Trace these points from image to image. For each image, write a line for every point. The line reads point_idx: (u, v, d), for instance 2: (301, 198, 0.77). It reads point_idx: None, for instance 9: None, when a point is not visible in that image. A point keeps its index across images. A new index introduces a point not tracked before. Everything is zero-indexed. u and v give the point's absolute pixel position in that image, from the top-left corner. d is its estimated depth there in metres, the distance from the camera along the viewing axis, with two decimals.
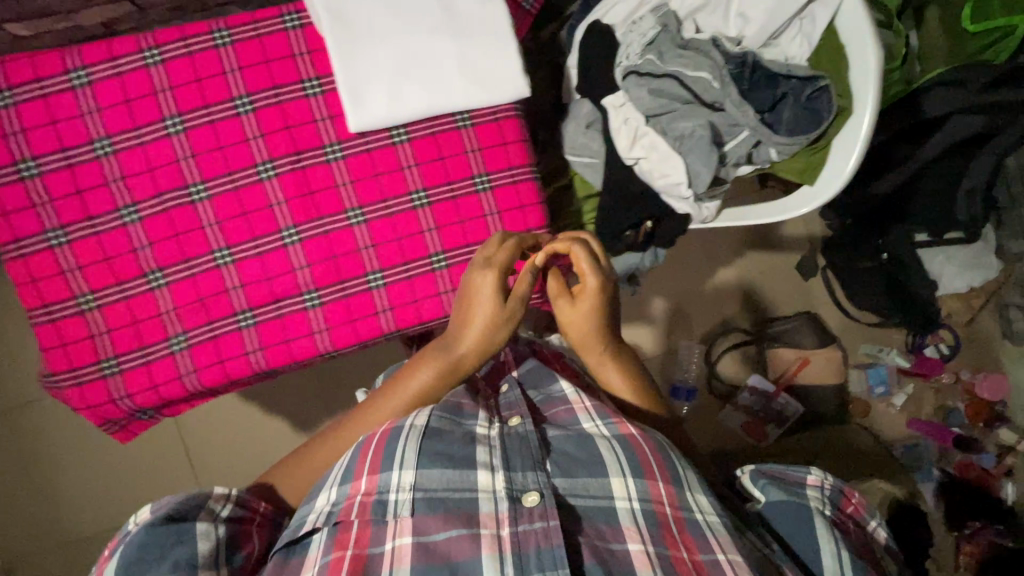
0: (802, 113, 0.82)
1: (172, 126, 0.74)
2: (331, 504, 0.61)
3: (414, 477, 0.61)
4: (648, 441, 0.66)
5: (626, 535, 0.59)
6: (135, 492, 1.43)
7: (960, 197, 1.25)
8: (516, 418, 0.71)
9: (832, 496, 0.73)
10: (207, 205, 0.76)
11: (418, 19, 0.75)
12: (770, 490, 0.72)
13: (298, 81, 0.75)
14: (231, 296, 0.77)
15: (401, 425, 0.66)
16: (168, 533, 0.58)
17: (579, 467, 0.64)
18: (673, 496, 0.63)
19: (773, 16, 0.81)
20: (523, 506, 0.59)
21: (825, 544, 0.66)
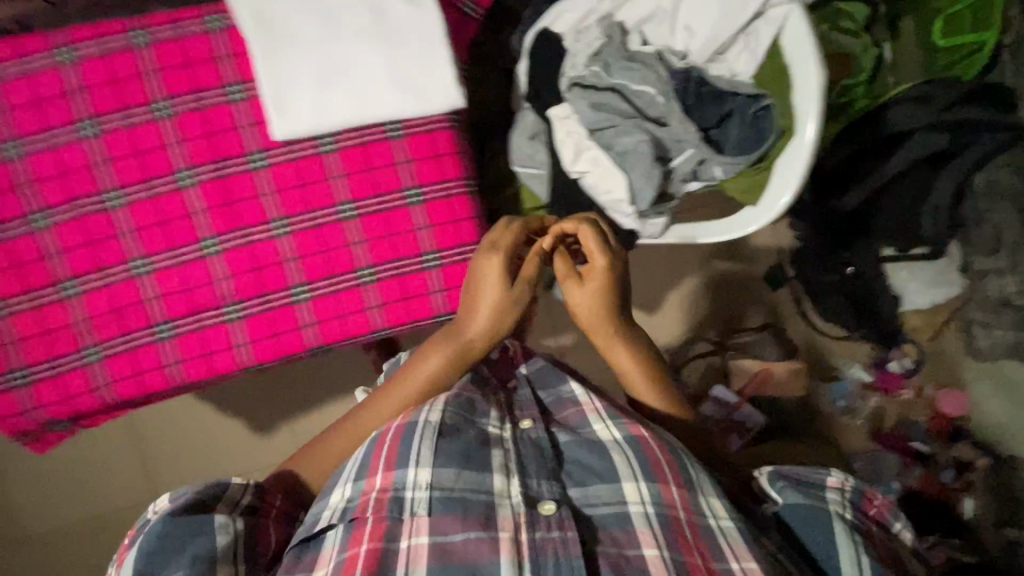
0: (748, 131, 0.79)
1: (86, 129, 0.71)
2: (347, 501, 0.61)
3: (430, 476, 0.61)
4: (659, 443, 0.65)
5: (640, 540, 0.59)
6: (88, 491, 1.43)
7: (927, 213, 1.21)
8: (527, 421, 0.70)
9: (853, 498, 0.70)
10: (122, 213, 0.73)
11: (347, 25, 0.72)
12: (788, 494, 0.69)
13: (221, 86, 0.73)
14: (148, 308, 0.75)
15: (415, 420, 0.65)
16: (186, 528, 0.59)
17: (593, 476, 0.64)
18: (686, 500, 0.62)
19: (718, 29, 0.79)
20: (539, 513, 0.60)
21: (844, 552, 0.63)
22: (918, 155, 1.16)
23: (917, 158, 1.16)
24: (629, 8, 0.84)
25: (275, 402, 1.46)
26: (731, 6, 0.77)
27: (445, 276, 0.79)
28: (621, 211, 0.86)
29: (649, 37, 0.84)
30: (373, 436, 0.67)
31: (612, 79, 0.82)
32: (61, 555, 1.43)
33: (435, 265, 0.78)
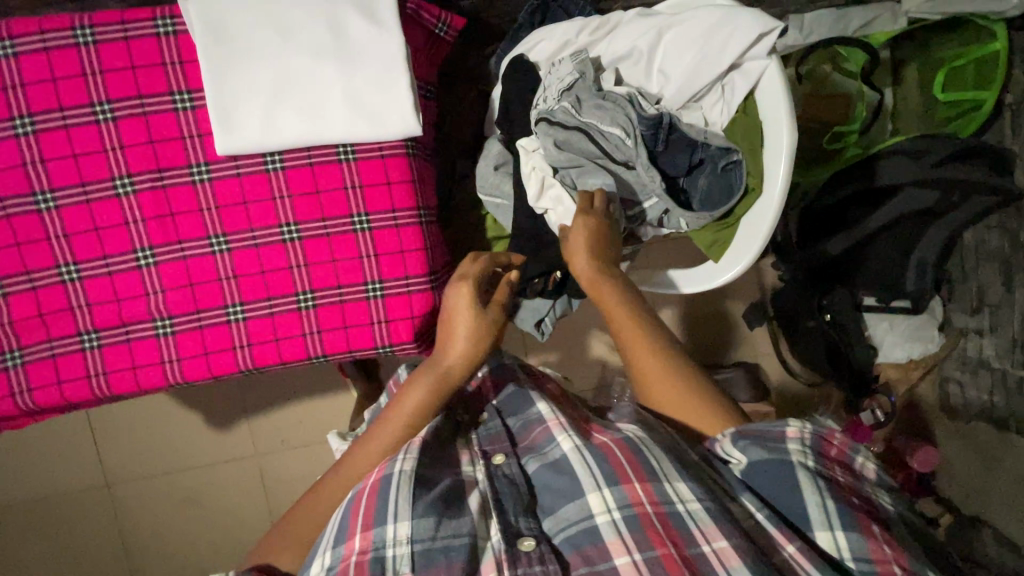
0: (716, 184, 0.78)
1: (21, 126, 0.68)
2: (329, 570, 0.57)
3: (409, 529, 0.57)
4: (619, 444, 0.61)
5: (611, 551, 0.55)
6: (32, 474, 1.41)
7: (911, 269, 1.12)
8: (499, 456, 0.68)
9: (814, 444, 0.61)
10: (54, 216, 0.70)
11: (304, 42, 0.70)
12: (749, 451, 0.61)
13: (166, 93, 0.69)
14: (75, 315, 0.72)
15: (389, 473, 0.61)
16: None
17: (561, 498, 0.60)
18: (651, 492, 0.57)
19: (692, 78, 0.77)
20: (520, 550, 0.57)
21: (811, 501, 0.57)
22: (903, 213, 1.07)
23: (903, 214, 1.07)
24: (605, 45, 0.82)
25: (233, 402, 1.42)
26: (707, 53, 0.75)
27: (388, 307, 0.76)
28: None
29: (624, 77, 0.82)
30: (351, 494, 0.63)
31: (580, 117, 0.78)
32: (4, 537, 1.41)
33: (378, 295, 0.76)
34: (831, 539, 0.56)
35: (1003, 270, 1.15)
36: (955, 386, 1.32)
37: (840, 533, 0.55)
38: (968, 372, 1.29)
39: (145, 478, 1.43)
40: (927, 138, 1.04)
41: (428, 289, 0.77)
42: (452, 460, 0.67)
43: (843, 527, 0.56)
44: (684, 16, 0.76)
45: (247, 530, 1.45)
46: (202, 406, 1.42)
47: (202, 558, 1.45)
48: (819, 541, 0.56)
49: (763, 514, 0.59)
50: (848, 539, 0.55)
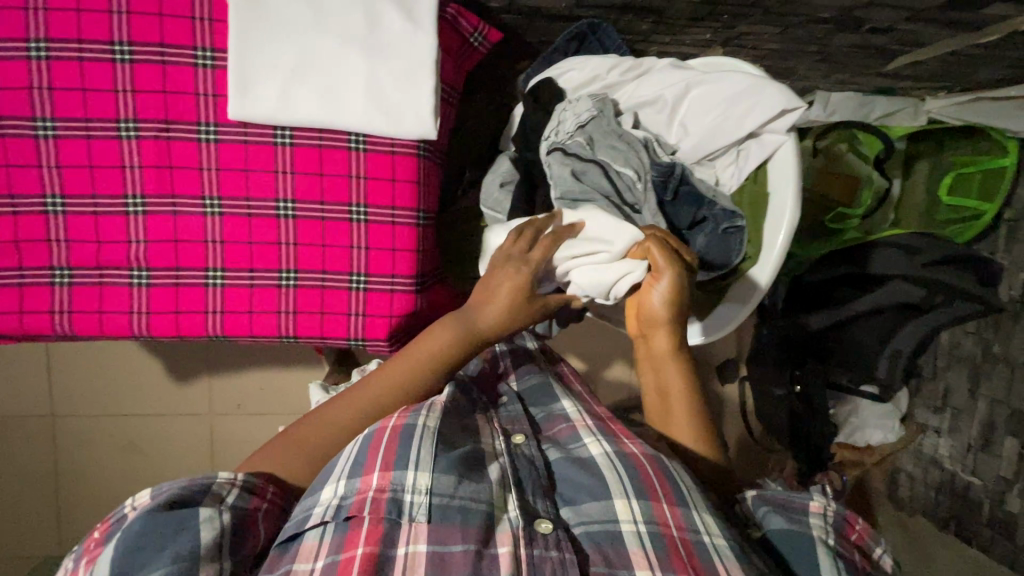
0: (716, 244, 0.77)
1: (35, 50, 0.67)
2: (340, 498, 0.57)
3: (429, 480, 0.57)
4: (650, 460, 0.62)
5: (634, 562, 0.55)
6: None
7: (883, 358, 1.13)
8: (520, 436, 0.68)
9: (836, 524, 0.62)
10: (51, 145, 0.69)
11: (337, 24, 0.70)
12: (771, 517, 0.62)
13: (190, 47, 0.69)
14: (52, 248, 0.71)
15: (412, 424, 0.62)
16: (174, 521, 0.53)
17: (584, 494, 0.60)
18: (679, 518, 0.57)
19: (710, 137, 0.77)
20: (537, 531, 0.57)
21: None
22: (889, 303, 1.08)
23: (887, 304, 1.08)
24: (631, 88, 0.83)
25: (197, 358, 1.44)
26: (727, 118, 0.76)
27: (368, 302, 0.76)
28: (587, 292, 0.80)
29: (642, 121, 0.82)
30: (369, 429, 0.64)
31: (591, 159, 0.79)
32: None
33: (361, 288, 0.76)
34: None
35: (971, 376, 1.18)
36: (904, 477, 1.34)
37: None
38: (920, 467, 1.29)
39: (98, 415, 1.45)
40: (921, 236, 1.07)
41: (412, 292, 0.77)
42: (473, 429, 0.68)
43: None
44: (713, 76, 0.77)
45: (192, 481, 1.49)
46: (166, 353, 1.46)
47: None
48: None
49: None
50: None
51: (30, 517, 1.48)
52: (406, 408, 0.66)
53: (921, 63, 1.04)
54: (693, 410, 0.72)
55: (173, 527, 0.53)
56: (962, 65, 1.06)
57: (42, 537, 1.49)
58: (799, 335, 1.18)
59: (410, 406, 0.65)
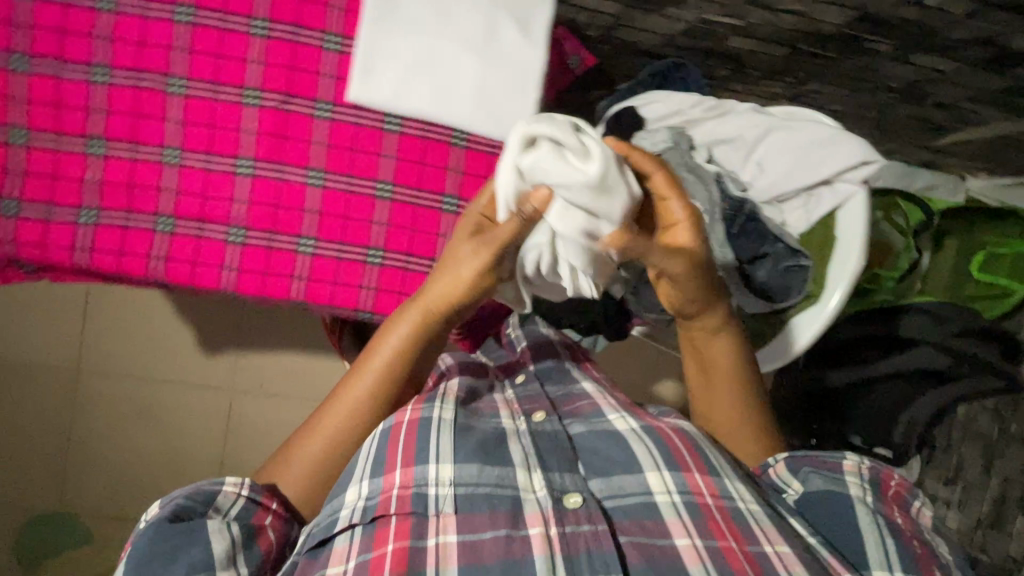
0: (776, 280, 0.82)
1: (182, 15, 0.72)
2: (365, 499, 0.62)
3: (451, 473, 0.63)
4: (678, 434, 0.69)
5: (672, 530, 0.60)
6: (28, 335, 1.48)
7: (902, 426, 1.10)
8: (540, 412, 0.74)
9: (871, 479, 0.70)
10: (180, 102, 0.74)
11: (458, 30, 0.76)
12: (812, 480, 0.70)
13: (321, 31, 0.75)
14: (161, 196, 0.75)
15: (429, 416, 0.68)
16: (186, 532, 0.60)
17: (619, 468, 0.66)
18: (711, 486, 0.64)
19: (785, 179, 0.82)
20: (567, 507, 0.61)
21: (869, 536, 0.64)
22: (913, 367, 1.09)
23: (910, 369, 1.09)
24: (711, 125, 0.88)
25: (229, 330, 1.51)
26: (804, 164, 0.81)
27: None
28: (582, 192, 0.63)
29: (716, 157, 0.87)
30: (383, 425, 0.69)
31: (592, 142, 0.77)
32: None
33: None
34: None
35: None
36: None
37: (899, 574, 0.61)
38: None
39: (124, 375, 1.50)
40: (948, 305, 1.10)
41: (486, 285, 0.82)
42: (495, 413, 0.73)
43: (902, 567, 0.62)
44: (792, 124, 0.83)
45: (202, 455, 1.52)
46: (198, 324, 1.51)
47: (145, 467, 1.52)
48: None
49: (815, 540, 0.65)
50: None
51: (37, 468, 1.49)
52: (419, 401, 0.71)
53: (970, 143, 1.11)
54: (740, 369, 0.81)
55: (185, 538, 0.59)
56: (1005, 150, 1.12)
57: (42, 492, 1.50)
58: (820, 393, 1.18)
59: (422, 398, 0.70)
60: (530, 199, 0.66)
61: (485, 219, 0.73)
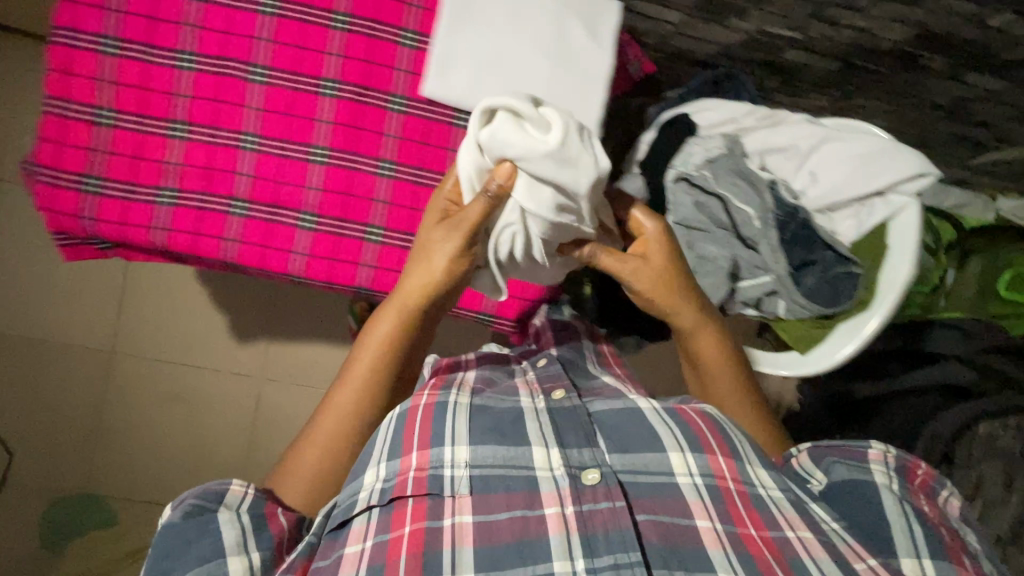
0: (825, 286, 0.85)
1: (266, 6, 0.75)
2: (383, 481, 0.65)
3: (467, 454, 0.66)
4: (701, 416, 0.72)
5: (694, 511, 0.63)
6: (64, 313, 1.51)
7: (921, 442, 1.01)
8: (560, 391, 0.74)
9: (898, 468, 0.68)
10: (260, 90, 0.75)
11: (531, 32, 0.78)
12: (835, 469, 0.69)
13: (399, 27, 0.77)
14: (236, 180, 0.76)
15: (446, 401, 0.71)
16: (197, 525, 0.60)
17: (639, 447, 0.68)
18: (734, 470, 0.67)
19: (838, 188, 0.84)
20: (585, 484, 0.63)
21: (895, 525, 0.63)
22: (933, 382, 1.03)
23: (931, 383, 1.03)
24: (763, 133, 0.90)
25: (261, 318, 1.53)
26: (858, 173, 0.83)
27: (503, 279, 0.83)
28: (544, 163, 0.63)
29: (769, 164, 0.90)
30: (398, 410, 0.72)
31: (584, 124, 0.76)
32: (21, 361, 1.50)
33: None
34: (916, 566, 0.61)
35: None
36: None
37: (928, 561, 0.60)
38: None
39: (155, 357, 1.53)
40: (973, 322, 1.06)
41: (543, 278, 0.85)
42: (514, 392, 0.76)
43: (932, 555, 0.61)
44: (846, 134, 0.85)
45: (225, 441, 1.54)
46: (232, 312, 1.53)
47: (173, 451, 1.54)
48: (905, 568, 0.61)
49: (837, 526, 0.65)
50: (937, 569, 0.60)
51: (67, 446, 1.52)
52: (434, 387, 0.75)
53: (1009, 162, 1.12)
54: (727, 365, 0.81)
55: (196, 530, 0.60)
56: None
57: (70, 471, 1.52)
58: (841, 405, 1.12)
59: (439, 385, 0.74)
60: (495, 174, 0.66)
61: (452, 206, 0.75)
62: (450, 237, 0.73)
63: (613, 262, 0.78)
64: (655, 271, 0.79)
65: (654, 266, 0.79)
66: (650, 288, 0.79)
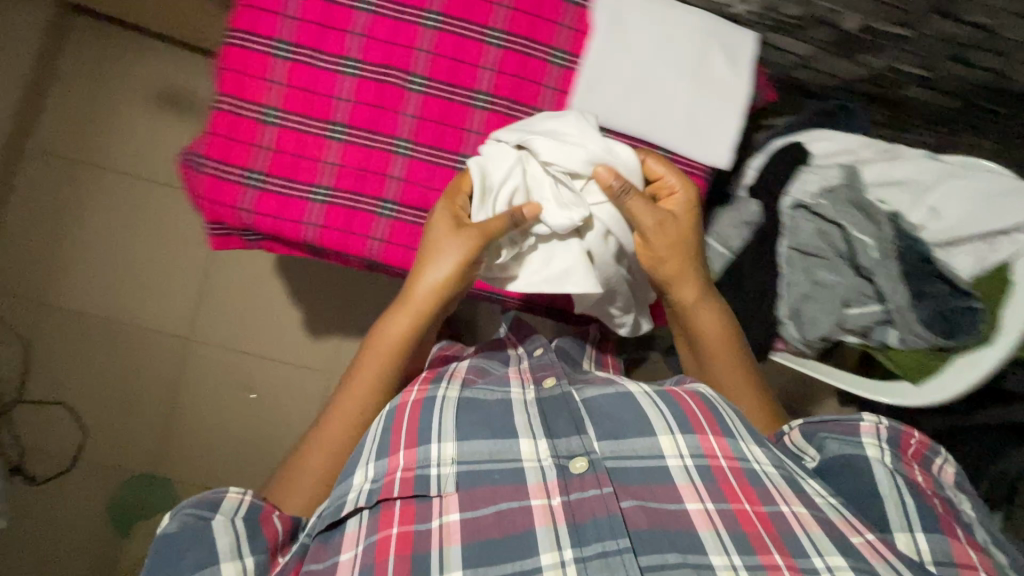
0: (939, 317, 0.85)
1: (430, 20, 0.78)
2: (371, 482, 0.70)
3: (454, 450, 0.71)
4: (693, 396, 0.76)
5: (686, 494, 0.67)
6: (135, 297, 1.50)
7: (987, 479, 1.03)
8: (549, 379, 0.81)
9: (891, 441, 0.70)
10: (417, 98, 0.79)
11: (675, 56, 0.81)
12: (829, 445, 0.72)
13: (551, 46, 0.81)
14: (387, 182, 0.79)
15: (434, 396, 0.77)
16: (193, 533, 0.64)
17: (624, 431, 0.72)
18: (726, 448, 0.70)
19: (964, 222, 0.86)
20: (573, 471, 0.68)
21: (888, 499, 0.66)
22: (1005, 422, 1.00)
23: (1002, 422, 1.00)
24: (883, 165, 0.92)
25: (336, 315, 1.55)
26: (983, 211, 0.85)
27: None
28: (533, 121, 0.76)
29: (887, 196, 0.92)
30: (389, 407, 0.78)
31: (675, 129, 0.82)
32: (88, 342, 1.49)
33: None
34: (911, 541, 0.63)
35: None
36: None
37: (920, 532, 0.63)
38: None
39: (225, 347, 1.53)
40: None
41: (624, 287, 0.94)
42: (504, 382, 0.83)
43: (922, 523, 0.64)
44: (969, 172, 0.87)
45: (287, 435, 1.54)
46: (308, 306, 1.54)
47: (232, 444, 1.53)
48: (898, 541, 0.64)
49: (834, 499, 0.67)
50: (929, 541, 0.63)
51: (129, 432, 1.51)
52: (425, 382, 0.81)
53: None
54: (723, 339, 0.85)
55: (193, 539, 0.64)
56: None
57: (127, 457, 1.50)
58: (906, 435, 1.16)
59: (428, 380, 0.81)
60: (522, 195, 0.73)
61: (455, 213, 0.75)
62: (452, 255, 0.74)
63: (643, 203, 0.76)
64: (678, 224, 0.79)
65: (677, 222, 0.79)
66: (667, 240, 0.79)
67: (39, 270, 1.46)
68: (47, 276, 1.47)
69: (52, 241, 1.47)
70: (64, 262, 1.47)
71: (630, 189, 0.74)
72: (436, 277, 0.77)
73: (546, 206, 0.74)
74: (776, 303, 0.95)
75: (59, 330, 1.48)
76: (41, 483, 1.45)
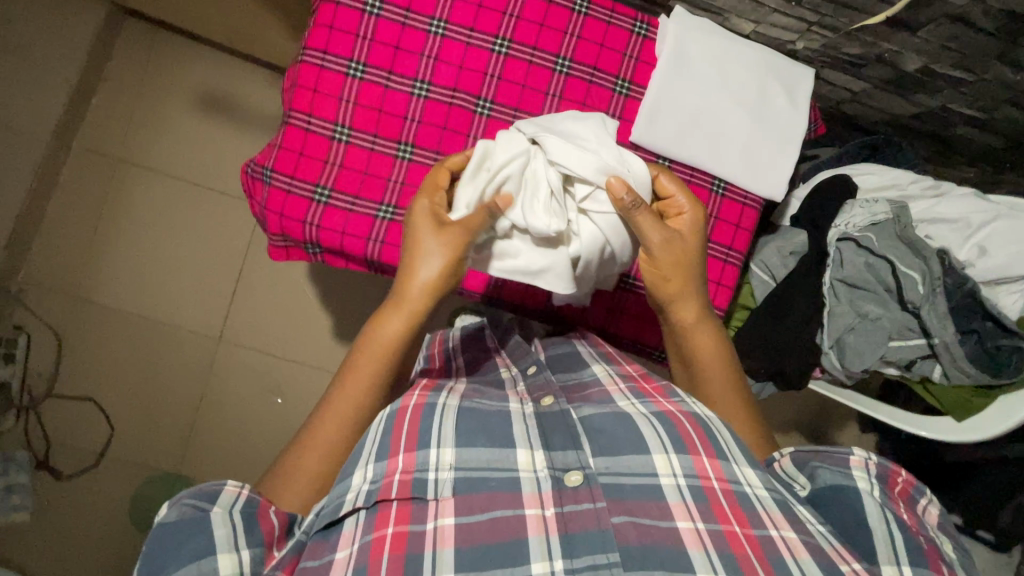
0: (984, 356, 0.86)
1: (499, 46, 0.81)
2: (370, 483, 0.59)
3: (452, 457, 0.60)
4: (688, 416, 0.64)
5: (674, 513, 0.54)
6: (164, 294, 1.52)
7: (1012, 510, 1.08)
8: (548, 398, 0.69)
9: (880, 473, 0.60)
10: (482, 121, 0.81)
11: (734, 90, 0.84)
12: (820, 474, 0.61)
13: (614, 76, 0.83)
14: None
15: (434, 403, 0.67)
16: (190, 525, 0.56)
17: (619, 448, 0.60)
18: (719, 468, 0.58)
19: (1012, 262, 0.87)
20: (567, 485, 0.57)
21: (877, 530, 0.55)
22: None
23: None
24: (928, 203, 0.94)
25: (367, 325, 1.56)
26: None
27: (632, 302, 0.94)
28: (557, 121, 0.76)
29: (934, 233, 0.93)
30: (389, 410, 0.67)
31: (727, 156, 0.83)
32: (115, 338, 1.50)
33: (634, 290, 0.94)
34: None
35: None
36: None
37: (908, 568, 0.51)
38: None
39: (252, 348, 1.53)
40: None
41: None
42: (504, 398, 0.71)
43: (911, 562, 0.52)
44: (1018, 214, 0.89)
45: None
46: (339, 314, 1.56)
47: (250, 447, 1.51)
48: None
49: (824, 528, 0.55)
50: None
51: (149, 429, 1.49)
52: (425, 391, 0.71)
53: None
54: (722, 365, 0.77)
55: (188, 532, 0.56)
56: None
57: (145, 455, 1.48)
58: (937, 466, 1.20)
59: (429, 387, 0.71)
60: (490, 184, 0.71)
61: (433, 210, 0.73)
62: (437, 255, 0.71)
63: (651, 219, 0.73)
64: (683, 245, 0.75)
65: (684, 240, 0.75)
66: (672, 259, 0.74)
67: (72, 263, 1.48)
68: (81, 270, 1.48)
69: (87, 235, 1.49)
70: (97, 256, 1.49)
71: (640, 206, 0.71)
72: (428, 275, 0.72)
73: (528, 202, 0.71)
74: (818, 332, 0.96)
75: (88, 324, 1.49)
76: (68, 477, 1.44)
